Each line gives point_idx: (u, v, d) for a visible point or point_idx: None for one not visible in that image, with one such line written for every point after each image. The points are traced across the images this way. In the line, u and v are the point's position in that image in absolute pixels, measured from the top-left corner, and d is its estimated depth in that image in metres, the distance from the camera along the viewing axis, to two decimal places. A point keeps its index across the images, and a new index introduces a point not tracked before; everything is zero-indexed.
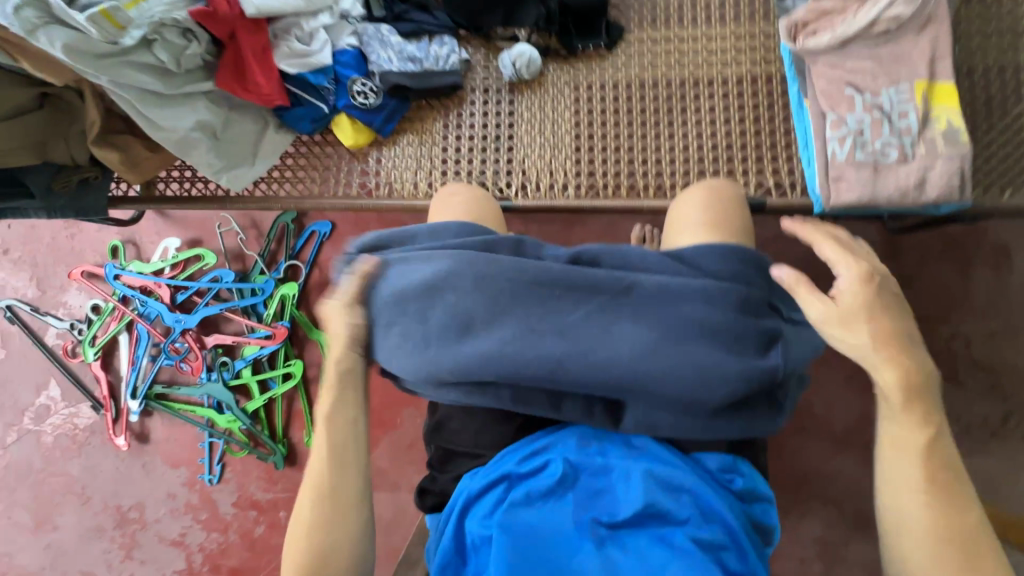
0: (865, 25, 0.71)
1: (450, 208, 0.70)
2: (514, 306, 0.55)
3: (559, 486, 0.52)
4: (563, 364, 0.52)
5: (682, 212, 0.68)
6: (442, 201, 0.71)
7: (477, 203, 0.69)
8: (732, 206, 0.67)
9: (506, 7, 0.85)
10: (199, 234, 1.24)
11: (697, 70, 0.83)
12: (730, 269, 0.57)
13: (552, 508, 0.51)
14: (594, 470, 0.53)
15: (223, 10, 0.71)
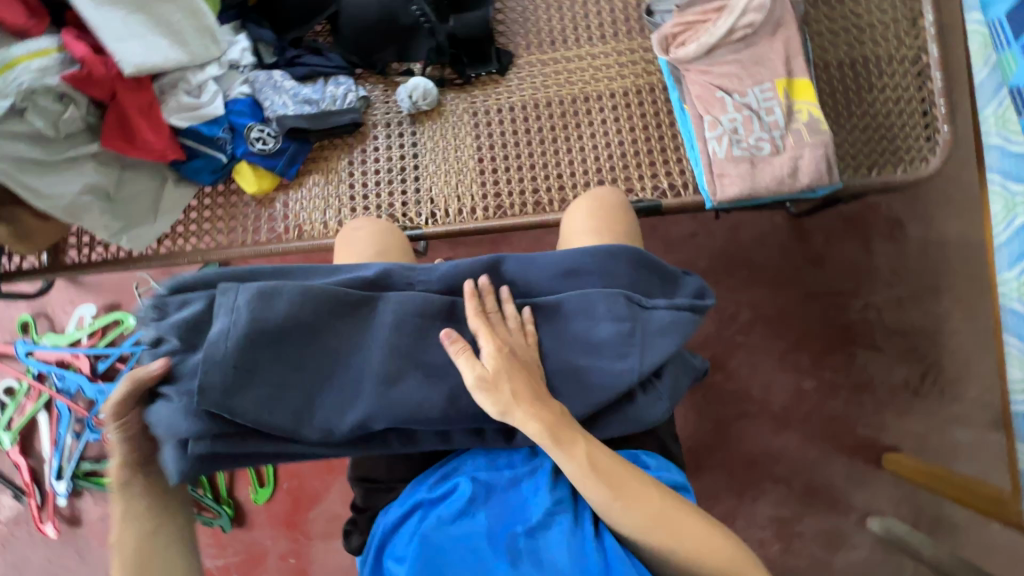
0: (725, 33, 0.77)
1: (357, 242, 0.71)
2: (400, 344, 0.58)
3: (471, 504, 0.54)
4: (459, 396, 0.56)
5: (571, 223, 0.72)
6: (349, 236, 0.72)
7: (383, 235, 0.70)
8: (617, 214, 0.70)
9: (397, 44, 0.87)
10: (116, 297, 1.19)
11: (586, 87, 0.87)
12: (593, 268, 0.62)
13: (466, 526, 0.53)
14: (504, 483, 0.56)
15: (98, 71, 0.69)
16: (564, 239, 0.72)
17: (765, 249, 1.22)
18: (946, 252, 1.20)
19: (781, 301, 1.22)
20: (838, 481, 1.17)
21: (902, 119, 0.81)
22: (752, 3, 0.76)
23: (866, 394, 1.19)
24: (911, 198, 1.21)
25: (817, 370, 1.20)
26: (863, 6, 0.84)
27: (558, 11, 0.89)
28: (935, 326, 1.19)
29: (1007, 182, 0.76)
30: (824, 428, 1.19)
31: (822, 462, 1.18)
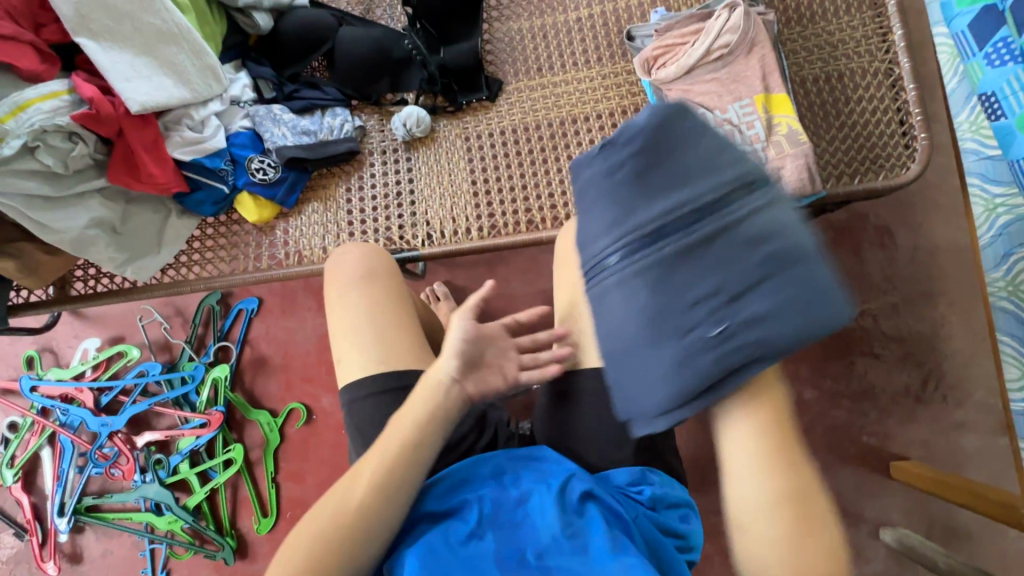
0: (702, 54, 0.81)
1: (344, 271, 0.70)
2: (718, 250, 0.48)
3: (478, 526, 0.53)
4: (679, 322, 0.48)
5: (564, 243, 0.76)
6: (335, 264, 0.72)
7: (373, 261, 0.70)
8: None
9: (391, 75, 0.92)
10: (120, 330, 1.21)
11: (574, 109, 0.91)
12: None
13: (474, 549, 0.52)
14: (510, 503, 0.55)
15: (106, 111, 0.72)
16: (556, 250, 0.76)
17: None
18: (937, 258, 1.21)
19: None
20: (847, 491, 1.16)
21: (880, 129, 0.84)
22: (727, 25, 0.80)
23: (869, 401, 1.18)
24: (898, 205, 1.23)
25: (817, 379, 1.20)
26: (833, 24, 0.88)
27: (543, 39, 0.94)
28: (932, 331, 1.19)
29: (986, 185, 0.79)
30: (829, 438, 1.18)
31: (829, 472, 1.17)
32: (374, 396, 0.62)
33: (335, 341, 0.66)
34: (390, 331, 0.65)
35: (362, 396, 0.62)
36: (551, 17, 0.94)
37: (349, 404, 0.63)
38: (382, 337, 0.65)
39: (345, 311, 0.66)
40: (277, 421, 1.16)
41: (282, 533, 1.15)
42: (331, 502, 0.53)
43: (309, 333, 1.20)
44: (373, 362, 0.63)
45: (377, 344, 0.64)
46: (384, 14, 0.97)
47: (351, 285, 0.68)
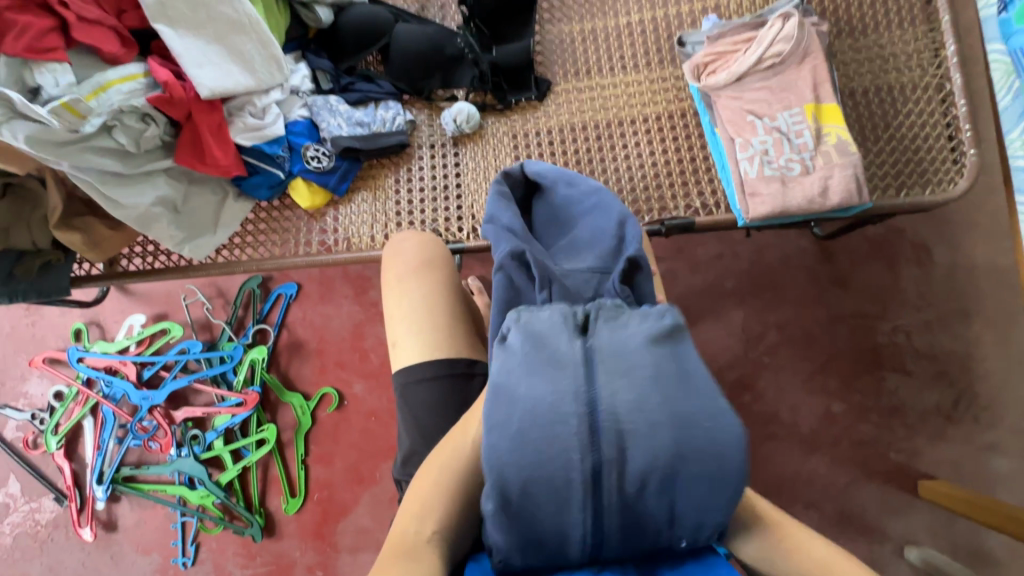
0: (754, 62, 0.81)
1: (401, 256, 0.72)
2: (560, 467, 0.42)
3: None
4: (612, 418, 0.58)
5: None
6: (392, 250, 0.73)
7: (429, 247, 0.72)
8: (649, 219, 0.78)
9: (443, 72, 0.94)
10: (165, 308, 1.25)
11: (620, 112, 0.92)
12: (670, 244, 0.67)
13: None
14: None
15: (178, 95, 0.76)
16: None
17: (791, 271, 1.24)
18: (975, 277, 1.20)
19: (808, 322, 1.22)
20: (873, 508, 1.15)
21: (928, 144, 0.84)
22: (780, 35, 0.81)
23: (898, 418, 1.18)
24: (937, 223, 1.23)
25: (846, 393, 1.20)
26: (886, 38, 0.88)
27: (593, 42, 0.95)
28: (968, 351, 1.18)
29: None
30: (856, 452, 1.18)
31: (855, 487, 1.16)
32: (430, 379, 0.64)
33: (389, 324, 0.69)
34: (443, 317, 0.67)
35: (418, 378, 0.64)
36: (604, 20, 0.95)
37: (402, 387, 0.65)
38: (437, 323, 0.67)
39: (403, 298, 0.69)
40: (310, 405, 1.19)
41: (309, 514, 1.18)
42: (457, 438, 0.58)
43: (345, 320, 1.23)
44: (429, 344, 0.66)
45: (434, 328, 0.67)
46: (439, 12, 1.00)
47: (410, 272, 0.70)
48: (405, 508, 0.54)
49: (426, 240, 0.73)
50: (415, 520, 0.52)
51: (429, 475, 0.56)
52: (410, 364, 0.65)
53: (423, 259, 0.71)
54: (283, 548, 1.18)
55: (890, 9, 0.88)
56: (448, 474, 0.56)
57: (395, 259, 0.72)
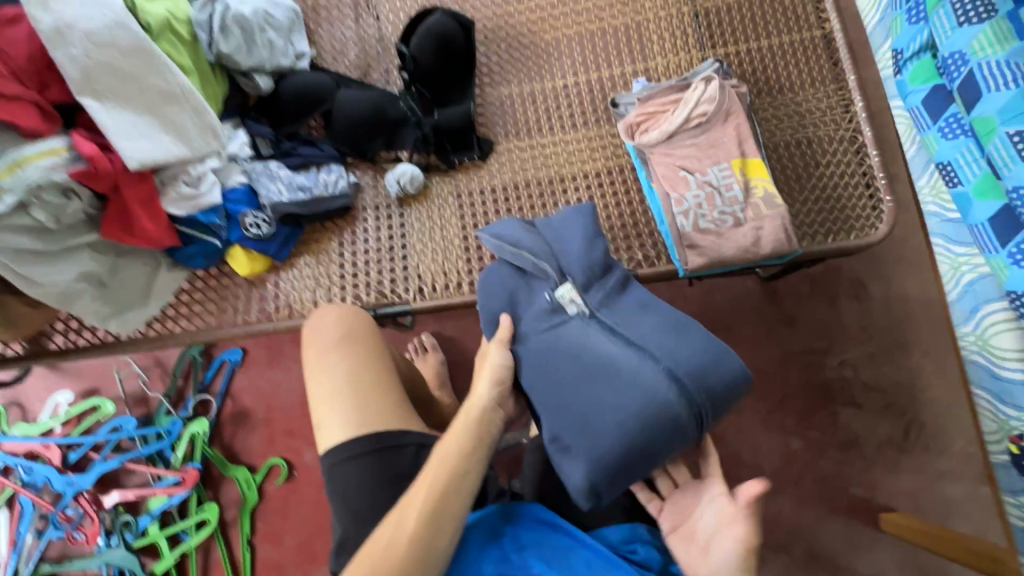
0: (682, 121, 0.86)
1: (322, 333, 0.67)
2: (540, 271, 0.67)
3: None
4: (557, 365, 0.62)
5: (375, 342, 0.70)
6: (314, 325, 0.69)
7: (350, 322, 0.67)
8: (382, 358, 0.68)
9: (386, 135, 0.96)
10: (96, 382, 1.17)
11: (562, 168, 0.95)
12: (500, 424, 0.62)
13: None
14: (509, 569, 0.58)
15: (103, 167, 0.73)
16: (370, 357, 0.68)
17: (740, 312, 1.27)
18: (909, 309, 1.26)
19: (761, 360, 1.25)
20: (840, 544, 1.16)
21: (849, 191, 0.89)
22: (704, 96, 0.86)
23: (854, 452, 1.20)
24: (869, 259, 1.29)
25: (802, 429, 1.22)
26: (801, 95, 0.95)
27: (533, 103, 0.98)
28: (911, 380, 1.23)
29: (950, 245, 0.84)
30: (818, 489, 1.19)
31: (820, 525, 1.17)
32: (358, 459, 0.60)
33: (314, 401, 0.65)
34: (370, 392, 0.64)
35: (348, 457, 0.60)
36: (542, 83, 0.99)
37: (328, 467, 0.62)
38: (367, 398, 0.63)
39: (324, 374, 0.64)
40: (256, 478, 1.12)
41: None
42: (403, 511, 0.55)
43: (295, 385, 1.17)
44: (355, 421, 0.62)
45: (362, 406, 0.63)
46: (381, 78, 1.02)
47: (335, 344, 0.66)
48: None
49: (352, 310, 0.70)
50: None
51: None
52: (339, 441, 0.61)
53: (344, 337, 0.67)
54: None
55: (803, 70, 0.95)
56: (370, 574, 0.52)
57: (317, 334, 0.67)
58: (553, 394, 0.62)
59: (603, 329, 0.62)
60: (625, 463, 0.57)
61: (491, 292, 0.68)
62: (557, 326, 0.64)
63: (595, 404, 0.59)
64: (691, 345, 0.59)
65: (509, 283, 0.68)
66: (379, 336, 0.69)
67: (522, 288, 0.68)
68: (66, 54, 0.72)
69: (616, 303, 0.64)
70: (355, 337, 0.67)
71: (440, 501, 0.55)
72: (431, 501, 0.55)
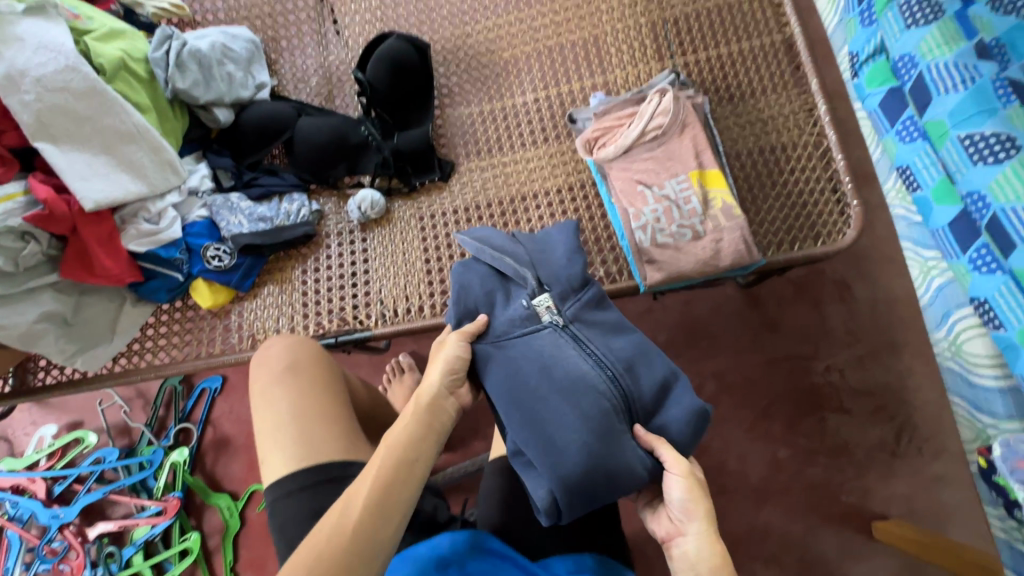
0: (639, 134, 0.85)
1: (267, 366, 0.68)
2: (513, 277, 0.64)
3: None
4: (523, 373, 0.58)
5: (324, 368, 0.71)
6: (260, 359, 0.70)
7: (295, 353, 0.69)
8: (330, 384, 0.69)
9: (347, 161, 0.96)
10: (81, 415, 1.19)
11: (523, 186, 0.95)
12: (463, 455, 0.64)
13: None
14: None
15: (59, 210, 0.75)
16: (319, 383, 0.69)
17: (721, 319, 1.25)
18: (896, 309, 1.23)
19: (745, 368, 1.22)
20: (833, 555, 1.13)
21: (814, 197, 0.88)
22: (658, 108, 0.85)
23: (844, 459, 1.17)
24: (852, 261, 1.27)
25: (789, 437, 1.19)
26: (762, 101, 0.93)
27: (493, 123, 0.99)
28: (901, 382, 1.19)
29: (919, 250, 0.82)
30: (808, 498, 1.16)
31: (812, 535, 1.14)
32: (298, 493, 0.60)
33: (260, 436, 0.65)
34: (316, 426, 0.64)
35: (290, 491, 0.60)
36: (501, 102, 0.99)
37: (271, 503, 0.62)
38: (312, 431, 0.64)
39: (267, 409, 0.65)
40: (238, 505, 1.12)
41: None
42: (344, 504, 0.51)
43: None
44: (298, 456, 0.62)
45: (306, 439, 0.63)
46: (342, 104, 1.02)
47: (280, 375, 0.67)
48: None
49: (298, 341, 0.71)
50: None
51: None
52: (281, 475, 0.62)
53: (288, 367, 0.68)
54: None
55: (763, 76, 0.94)
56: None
57: (262, 367, 0.69)
58: (513, 402, 0.58)
59: (572, 340, 0.59)
60: (580, 484, 0.54)
61: (468, 292, 0.64)
62: (529, 331, 0.61)
63: (559, 418, 0.55)
64: (647, 373, 0.60)
65: (480, 284, 0.64)
66: (326, 362, 0.70)
67: (495, 289, 0.64)
68: (18, 100, 0.73)
69: (591, 317, 0.62)
70: (300, 366, 0.68)
71: (385, 494, 0.51)
72: (376, 492, 0.51)
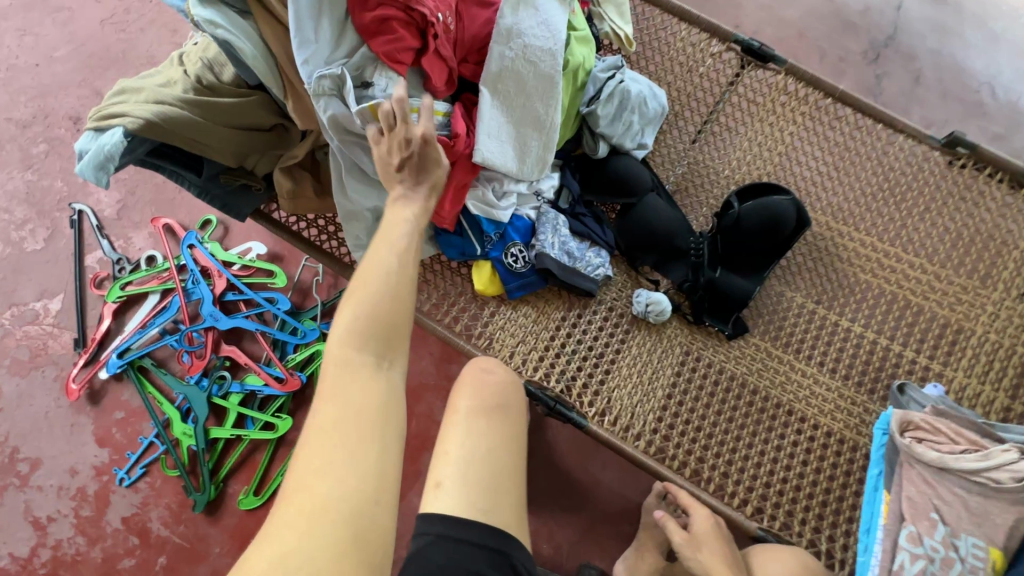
0: (970, 468, 0.74)
1: (486, 388, 0.78)
2: None
3: None
4: None
5: (489, 402, 0.77)
6: (479, 374, 0.80)
7: (506, 386, 0.79)
8: (502, 433, 0.74)
9: (662, 256, 0.94)
10: (284, 253, 1.25)
11: (795, 401, 0.88)
12: None
13: None
14: None
15: (459, 146, 0.79)
16: (491, 419, 0.75)
17: None
18: None
19: None
20: None
21: None
22: (1013, 466, 0.74)
23: None
24: None
25: None
26: None
27: (808, 322, 0.93)
28: None
29: None
30: None
31: None
32: (472, 545, 0.64)
33: (469, 442, 0.72)
34: (492, 476, 0.70)
35: (458, 539, 0.64)
36: (829, 313, 0.93)
37: (442, 537, 0.64)
38: (489, 485, 0.69)
39: (467, 437, 0.72)
40: None
41: (253, 522, 1.10)
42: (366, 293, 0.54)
43: (414, 374, 1.19)
44: (475, 508, 0.66)
45: (486, 489, 0.68)
46: (689, 206, 1.01)
47: (488, 411, 0.75)
48: (290, 519, 0.43)
49: (501, 380, 0.79)
50: (356, 316, 0.53)
51: (300, 454, 0.47)
52: (440, 513, 0.66)
53: (497, 399, 0.77)
54: (206, 532, 1.10)
55: None
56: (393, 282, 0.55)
57: (461, 395, 0.76)
58: None
59: None
60: None
61: None
62: None
63: None
64: None
65: None
66: (509, 412, 0.77)
67: None
68: (500, 50, 0.79)
69: None
70: (500, 409, 0.77)
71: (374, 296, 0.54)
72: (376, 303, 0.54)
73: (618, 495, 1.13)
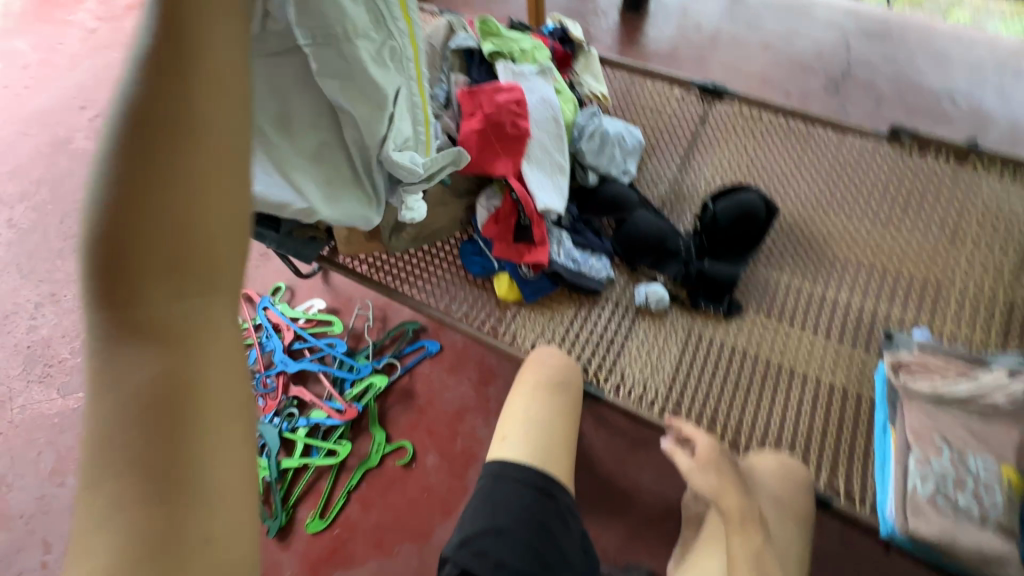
0: (964, 395, 0.80)
1: (546, 368, 0.93)
2: None
3: None
4: None
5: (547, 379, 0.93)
6: (541, 359, 0.95)
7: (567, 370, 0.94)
8: (562, 408, 0.91)
9: (655, 257, 1.09)
10: (340, 306, 1.46)
11: (796, 363, 0.96)
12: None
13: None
14: None
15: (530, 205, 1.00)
16: (556, 394, 0.91)
17: None
18: None
19: None
20: None
21: None
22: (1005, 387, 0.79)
23: None
24: None
25: None
26: None
27: (797, 295, 1.03)
28: None
29: None
30: None
31: None
32: (522, 481, 0.81)
33: (526, 412, 0.89)
34: (546, 441, 0.86)
35: (510, 475, 0.81)
36: (816, 286, 1.04)
37: (497, 475, 0.82)
38: (546, 445, 0.86)
39: (529, 407, 0.90)
40: (385, 448, 1.27)
41: (321, 544, 1.20)
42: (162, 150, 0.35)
43: (455, 398, 1.32)
44: (532, 459, 0.84)
45: (542, 447, 0.85)
46: (675, 216, 1.19)
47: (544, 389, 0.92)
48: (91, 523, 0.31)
49: (557, 363, 0.95)
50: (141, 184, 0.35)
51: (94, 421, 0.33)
52: (500, 458, 0.84)
53: (556, 380, 0.92)
54: (278, 558, 1.20)
55: None
56: (212, 130, 0.36)
57: (535, 370, 0.93)
58: None
59: None
60: None
61: None
62: None
63: None
64: None
65: None
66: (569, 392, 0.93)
67: None
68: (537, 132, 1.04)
69: None
70: (559, 387, 0.93)
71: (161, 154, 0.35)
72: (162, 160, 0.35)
73: (657, 496, 1.17)
